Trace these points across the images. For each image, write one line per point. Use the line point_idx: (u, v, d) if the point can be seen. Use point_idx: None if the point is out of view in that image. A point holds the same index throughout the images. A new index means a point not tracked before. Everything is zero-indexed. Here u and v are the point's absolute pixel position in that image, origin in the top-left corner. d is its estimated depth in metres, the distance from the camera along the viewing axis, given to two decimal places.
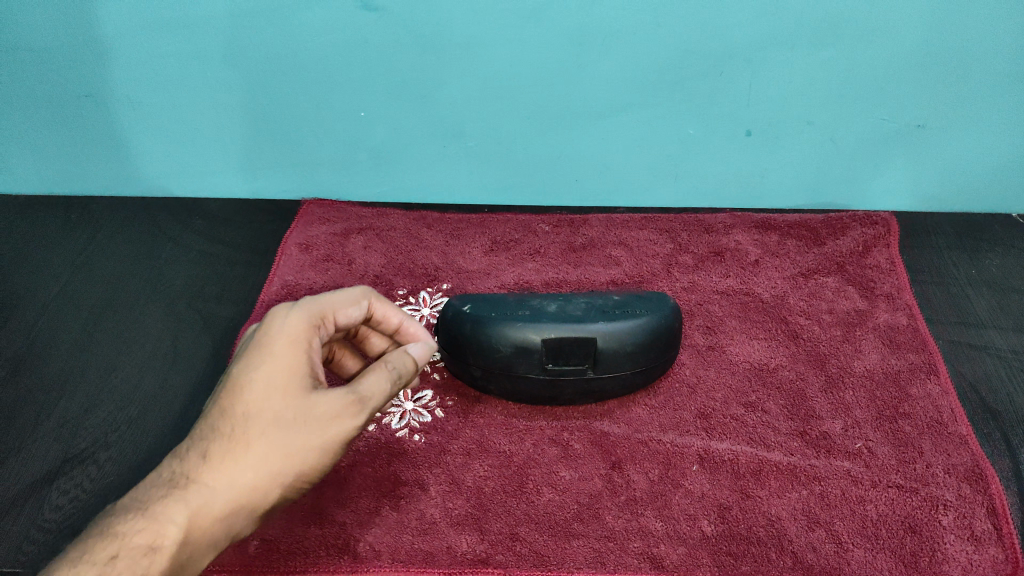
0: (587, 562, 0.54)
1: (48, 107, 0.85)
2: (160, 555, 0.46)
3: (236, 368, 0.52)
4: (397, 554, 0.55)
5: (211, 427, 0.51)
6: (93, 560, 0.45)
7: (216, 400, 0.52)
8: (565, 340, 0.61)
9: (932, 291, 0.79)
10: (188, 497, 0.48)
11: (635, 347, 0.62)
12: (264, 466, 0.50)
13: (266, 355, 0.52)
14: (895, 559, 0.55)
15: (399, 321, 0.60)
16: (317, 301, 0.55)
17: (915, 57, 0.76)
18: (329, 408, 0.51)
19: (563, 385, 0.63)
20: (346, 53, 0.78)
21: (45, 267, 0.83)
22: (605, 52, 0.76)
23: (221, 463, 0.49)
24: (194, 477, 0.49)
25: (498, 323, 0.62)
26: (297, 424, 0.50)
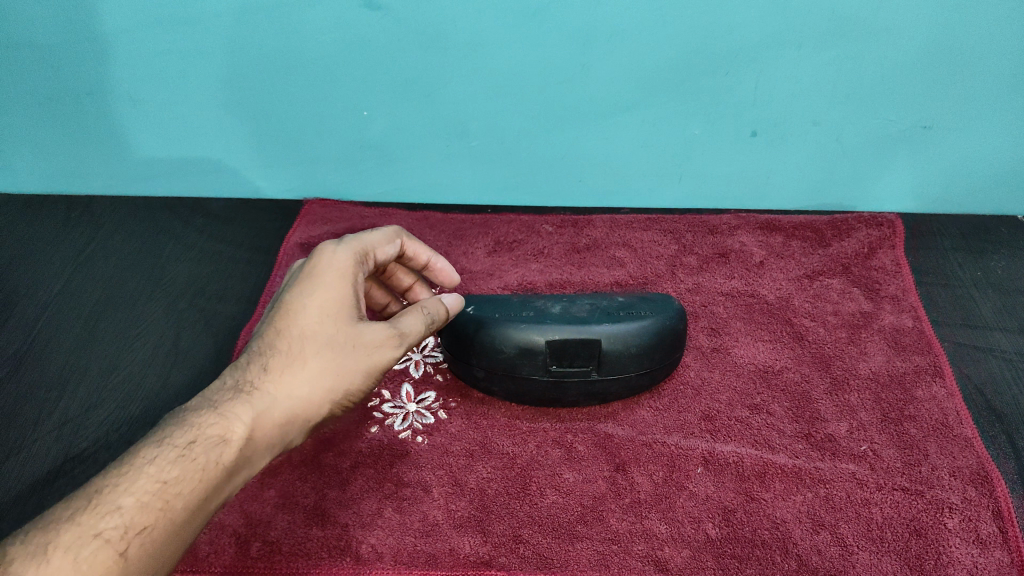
0: (591, 564, 0.54)
1: (50, 105, 0.84)
2: (230, 448, 0.48)
3: (289, 292, 0.55)
4: (399, 556, 0.55)
5: (268, 344, 0.53)
6: (172, 445, 0.47)
7: (270, 323, 0.55)
8: (569, 341, 0.61)
9: (938, 293, 0.78)
10: (251, 403, 0.51)
11: (640, 348, 0.62)
12: (318, 381, 0.52)
13: (319, 283, 0.55)
14: (900, 562, 0.54)
15: (428, 259, 0.65)
16: (361, 238, 0.59)
17: (921, 58, 0.75)
18: (376, 334, 0.54)
19: (567, 387, 0.62)
20: (348, 51, 0.78)
21: (47, 266, 0.83)
22: (609, 51, 0.76)
23: (280, 374, 0.52)
24: (255, 386, 0.51)
25: (502, 324, 0.62)
26: (347, 345, 0.53)
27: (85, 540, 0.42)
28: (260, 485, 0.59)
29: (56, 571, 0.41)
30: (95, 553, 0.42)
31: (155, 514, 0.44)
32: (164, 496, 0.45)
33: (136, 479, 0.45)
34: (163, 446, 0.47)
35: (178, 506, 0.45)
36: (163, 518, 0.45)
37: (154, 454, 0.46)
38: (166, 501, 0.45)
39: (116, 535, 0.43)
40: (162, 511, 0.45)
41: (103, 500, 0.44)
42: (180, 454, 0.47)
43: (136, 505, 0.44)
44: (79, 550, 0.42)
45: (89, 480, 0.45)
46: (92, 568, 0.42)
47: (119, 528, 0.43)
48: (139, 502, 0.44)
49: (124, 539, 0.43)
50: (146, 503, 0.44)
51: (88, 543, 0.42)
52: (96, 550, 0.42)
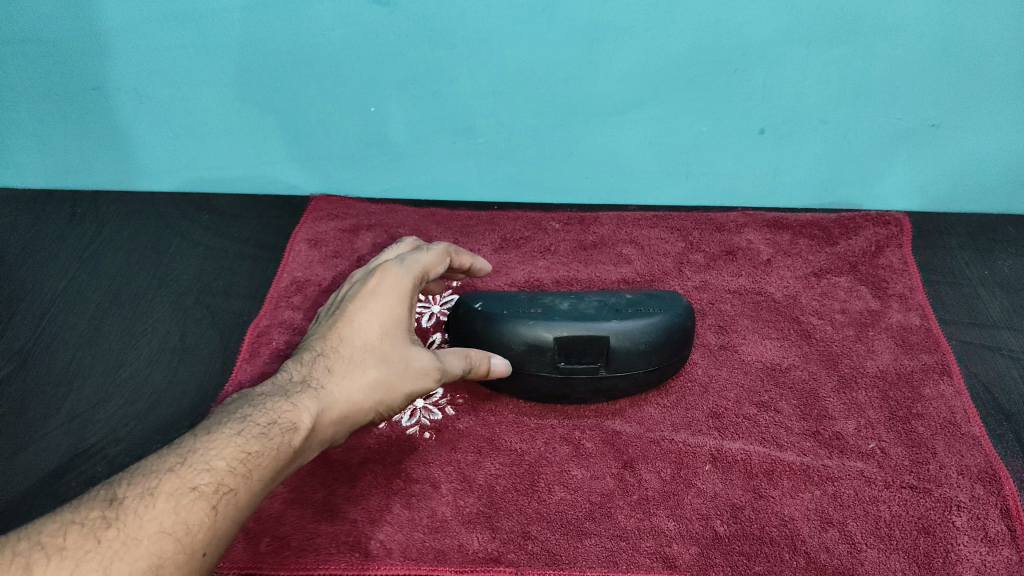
0: (599, 561, 0.54)
1: (57, 101, 0.84)
2: (302, 434, 0.49)
3: (352, 303, 0.57)
4: (408, 552, 0.55)
5: (331, 347, 0.55)
6: (254, 422, 0.48)
7: (331, 328, 0.57)
8: (577, 338, 0.61)
9: (944, 292, 0.78)
10: (317, 399, 0.52)
11: (648, 345, 0.62)
12: (373, 390, 0.54)
13: (387, 301, 0.57)
14: (908, 560, 0.54)
15: (472, 262, 0.68)
16: (418, 258, 0.61)
17: (930, 56, 0.75)
18: (428, 360, 0.56)
19: (576, 383, 0.62)
20: (356, 48, 0.77)
21: (54, 262, 0.83)
22: (617, 48, 0.75)
23: (342, 375, 0.54)
24: (319, 382, 0.53)
25: (510, 321, 0.62)
26: (402, 364, 0.55)
27: (182, 491, 0.43)
28: None
29: (159, 515, 0.42)
30: (192, 503, 0.43)
31: (241, 479, 0.45)
32: (249, 464, 0.46)
33: (225, 445, 0.46)
34: (245, 421, 0.48)
35: (260, 476, 0.46)
36: (248, 483, 0.45)
37: (239, 427, 0.47)
38: (251, 469, 0.46)
39: (209, 489, 0.44)
40: (248, 477, 0.46)
41: (196, 459, 0.45)
42: (262, 432, 0.48)
43: (227, 468, 0.45)
44: (178, 499, 0.43)
45: (179, 440, 0.46)
46: (190, 516, 0.42)
47: (212, 484, 0.44)
48: (229, 464, 0.45)
49: (217, 494, 0.44)
50: (233, 467, 0.45)
51: (185, 494, 0.43)
52: (192, 500, 0.43)
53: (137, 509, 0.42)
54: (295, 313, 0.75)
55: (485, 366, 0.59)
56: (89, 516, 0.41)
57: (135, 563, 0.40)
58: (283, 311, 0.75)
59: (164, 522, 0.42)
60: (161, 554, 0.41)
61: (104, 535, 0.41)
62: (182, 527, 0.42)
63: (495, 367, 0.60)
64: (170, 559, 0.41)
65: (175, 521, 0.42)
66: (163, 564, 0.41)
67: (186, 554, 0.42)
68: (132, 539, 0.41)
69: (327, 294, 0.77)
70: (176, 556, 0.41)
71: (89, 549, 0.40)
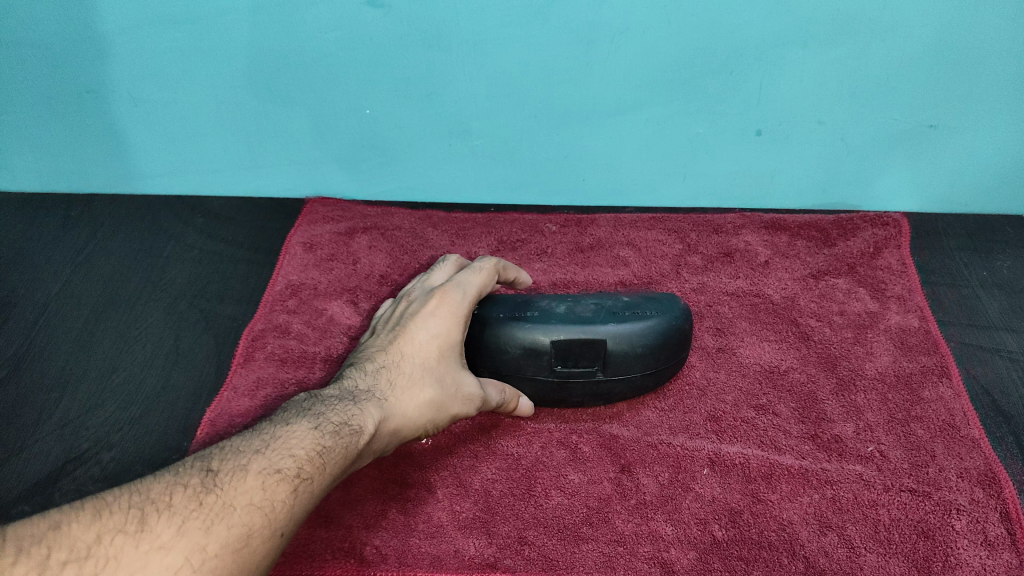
0: (597, 566, 0.54)
1: (49, 105, 0.84)
2: (366, 439, 0.50)
3: (411, 321, 0.59)
4: (404, 557, 0.54)
5: (391, 359, 0.57)
6: (327, 420, 0.49)
7: (391, 342, 0.58)
8: (574, 341, 0.61)
9: (943, 293, 0.78)
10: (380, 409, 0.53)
11: (645, 349, 0.62)
12: (427, 409, 0.55)
13: (449, 327, 0.59)
14: (908, 564, 0.54)
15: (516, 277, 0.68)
16: (471, 280, 0.62)
17: (927, 57, 0.74)
18: (475, 387, 0.57)
19: (572, 386, 0.62)
20: (352, 50, 0.77)
21: (47, 266, 0.83)
22: (613, 50, 0.75)
23: (402, 389, 0.55)
24: (382, 392, 0.54)
25: (507, 324, 0.62)
26: (453, 387, 0.56)
27: (269, 472, 0.44)
28: None
29: (250, 489, 0.43)
30: (277, 483, 0.44)
31: (317, 470, 0.46)
32: (325, 457, 0.47)
33: (305, 436, 0.47)
34: (320, 418, 0.49)
35: (333, 471, 0.47)
36: (323, 475, 0.46)
37: (315, 422, 0.49)
38: (326, 462, 0.47)
39: (292, 472, 0.44)
40: (323, 469, 0.46)
41: (279, 446, 0.46)
42: (335, 430, 0.49)
43: (306, 456, 0.46)
44: (265, 477, 0.44)
45: (259, 428, 0.48)
46: (276, 495, 0.43)
47: (294, 469, 0.45)
48: (308, 454, 0.46)
49: (298, 479, 0.45)
50: (312, 458, 0.46)
51: (271, 474, 0.44)
52: (277, 481, 0.44)
53: (231, 481, 0.43)
54: (290, 317, 0.74)
55: (516, 405, 0.62)
56: (189, 481, 0.42)
57: (231, 528, 0.41)
58: (278, 314, 0.75)
59: (254, 497, 0.42)
60: (251, 524, 0.41)
61: (206, 498, 0.41)
62: (271, 502, 0.43)
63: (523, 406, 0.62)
64: (258, 531, 0.42)
65: (264, 497, 0.43)
66: (252, 536, 0.41)
67: (271, 530, 0.42)
68: (229, 505, 0.41)
69: (322, 297, 0.77)
70: (262, 531, 0.42)
71: (193, 508, 0.41)
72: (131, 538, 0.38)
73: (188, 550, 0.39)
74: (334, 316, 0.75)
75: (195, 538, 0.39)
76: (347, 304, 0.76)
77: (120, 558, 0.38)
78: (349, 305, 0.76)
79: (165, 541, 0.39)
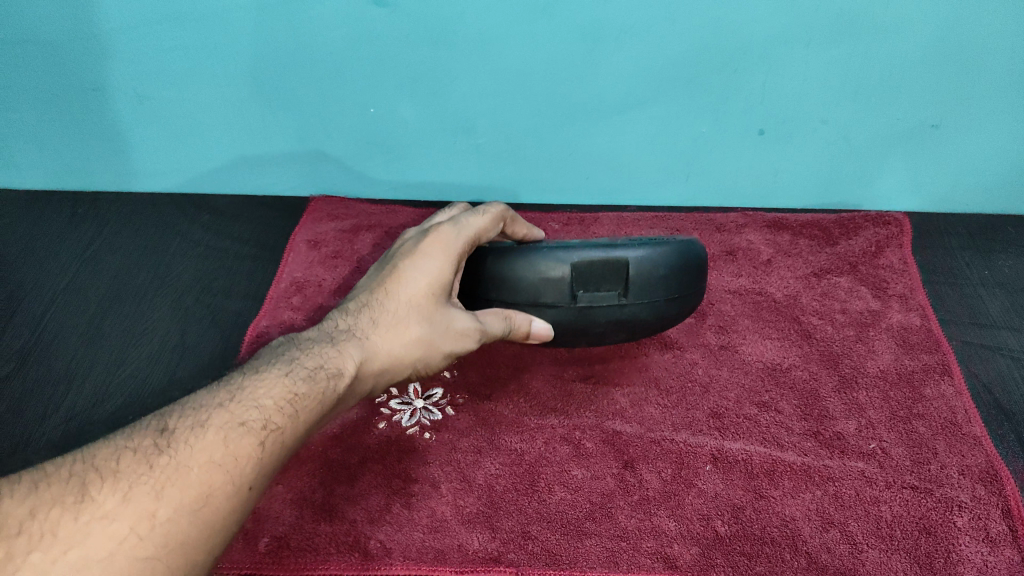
0: (600, 561, 0.54)
1: (55, 102, 0.84)
2: (346, 380, 0.50)
3: (404, 259, 0.59)
4: (408, 552, 0.55)
5: (376, 297, 0.57)
6: (302, 365, 0.49)
7: (380, 281, 0.58)
8: (596, 264, 0.61)
9: (945, 292, 0.78)
10: (361, 348, 0.53)
11: (667, 271, 0.62)
12: (413, 347, 0.55)
13: (437, 266, 0.59)
14: (910, 560, 0.54)
15: (525, 235, 0.71)
16: (472, 222, 0.63)
17: (932, 56, 0.75)
18: (468, 322, 0.58)
19: (596, 314, 0.62)
20: (358, 48, 0.77)
21: (52, 262, 0.83)
22: (617, 49, 0.75)
23: (386, 328, 0.55)
24: (364, 331, 0.54)
25: (526, 256, 0.62)
26: (444, 324, 0.57)
27: (232, 426, 0.43)
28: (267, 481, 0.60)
29: (209, 446, 0.41)
30: (242, 437, 0.42)
31: (287, 419, 0.45)
32: (296, 405, 0.46)
33: (274, 386, 0.46)
34: (294, 363, 0.49)
35: (305, 417, 0.47)
36: (295, 424, 0.46)
37: (286, 369, 0.48)
38: (299, 409, 0.46)
39: (259, 425, 0.44)
40: (294, 418, 0.46)
41: (245, 396, 0.45)
42: (310, 375, 0.49)
43: (274, 406, 0.45)
44: (228, 432, 0.42)
45: (225, 379, 0.46)
46: (240, 448, 0.42)
47: (259, 422, 0.44)
48: (277, 404, 0.45)
49: (264, 431, 0.44)
50: (281, 408, 0.46)
51: (234, 428, 0.43)
52: (241, 434, 0.43)
53: (188, 439, 0.41)
54: (294, 313, 0.75)
55: (525, 329, 0.61)
56: (142, 442, 0.40)
57: (188, 488, 0.39)
58: (282, 310, 0.75)
59: (214, 454, 0.41)
60: (211, 482, 0.40)
61: (157, 461, 0.39)
62: (233, 458, 0.41)
63: (536, 329, 0.62)
64: (219, 488, 0.40)
65: (225, 453, 0.41)
66: (213, 494, 0.40)
67: (234, 485, 0.41)
68: (184, 466, 0.40)
69: (327, 293, 0.78)
70: (224, 487, 0.40)
71: (143, 473, 0.39)
72: (70, 510, 0.36)
73: (135, 518, 0.37)
74: None
75: (144, 506, 0.37)
76: None
77: (56, 532, 0.35)
78: None
79: (110, 509, 0.36)
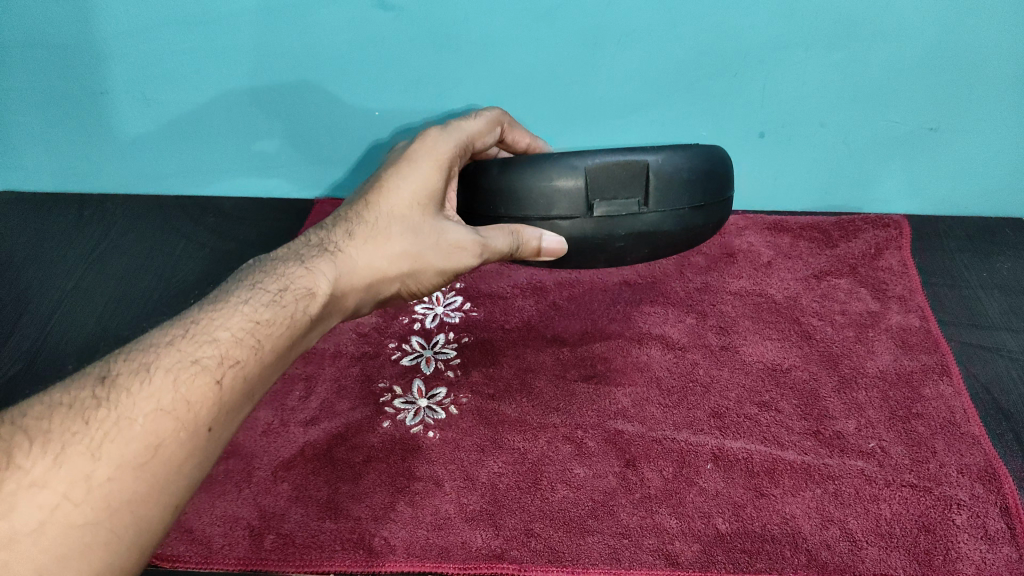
0: (602, 558, 0.54)
1: (63, 105, 0.85)
2: (318, 300, 0.51)
3: (391, 168, 0.59)
4: (412, 549, 0.55)
5: (358, 209, 0.57)
6: (265, 290, 0.49)
7: (365, 193, 0.59)
8: (614, 171, 0.63)
9: (944, 294, 0.79)
10: (335, 263, 0.53)
11: (685, 175, 0.65)
12: (396, 259, 0.56)
13: (422, 176, 0.59)
14: (909, 557, 0.54)
15: (527, 144, 0.73)
16: (462, 129, 0.64)
17: (929, 59, 0.75)
18: (460, 235, 0.58)
19: (614, 224, 0.64)
20: (363, 51, 0.78)
21: (59, 264, 0.84)
22: (619, 52, 0.77)
23: (365, 241, 0.55)
24: (339, 247, 0.55)
25: (544, 164, 0.64)
26: (431, 237, 0.57)
27: (182, 365, 0.43)
28: (272, 478, 0.61)
29: (156, 391, 0.42)
30: (194, 377, 0.43)
31: (247, 351, 0.46)
32: (258, 334, 0.47)
33: (231, 317, 0.47)
34: (257, 289, 0.49)
35: (269, 346, 0.47)
36: (257, 356, 0.46)
37: (247, 296, 0.49)
38: (262, 339, 0.47)
39: (213, 363, 0.44)
40: (255, 349, 0.46)
41: (199, 332, 0.45)
42: (273, 300, 0.49)
43: (232, 339, 0.46)
44: (178, 373, 0.43)
45: (182, 316, 0.47)
46: (193, 389, 0.43)
47: (214, 358, 0.44)
48: (235, 337, 0.46)
49: (219, 368, 0.44)
50: (239, 340, 0.46)
51: (185, 368, 0.43)
52: (193, 375, 0.43)
53: (130, 388, 0.41)
54: None
55: (535, 244, 0.63)
56: (80, 395, 0.40)
57: (131, 443, 0.39)
58: None
59: (162, 400, 0.41)
60: (160, 432, 0.41)
61: (95, 416, 0.40)
62: (182, 403, 0.42)
63: (547, 244, 0.63)
64: (167, 438, 0.41)
65: (174, 399, 0.42)
66: (162, 445, 0.40)
67: (186, 431, 0.42)
68: (126, 418, 0.40)
69: None
70: (173, 435, 0.41)
71: (77, 430, 0.39)
72: None
73: (69, 481, 0.37)
74: None
75: (79, 466, 0.38)
76: None
77: None
78: None
79: (38, 475, 0.36)
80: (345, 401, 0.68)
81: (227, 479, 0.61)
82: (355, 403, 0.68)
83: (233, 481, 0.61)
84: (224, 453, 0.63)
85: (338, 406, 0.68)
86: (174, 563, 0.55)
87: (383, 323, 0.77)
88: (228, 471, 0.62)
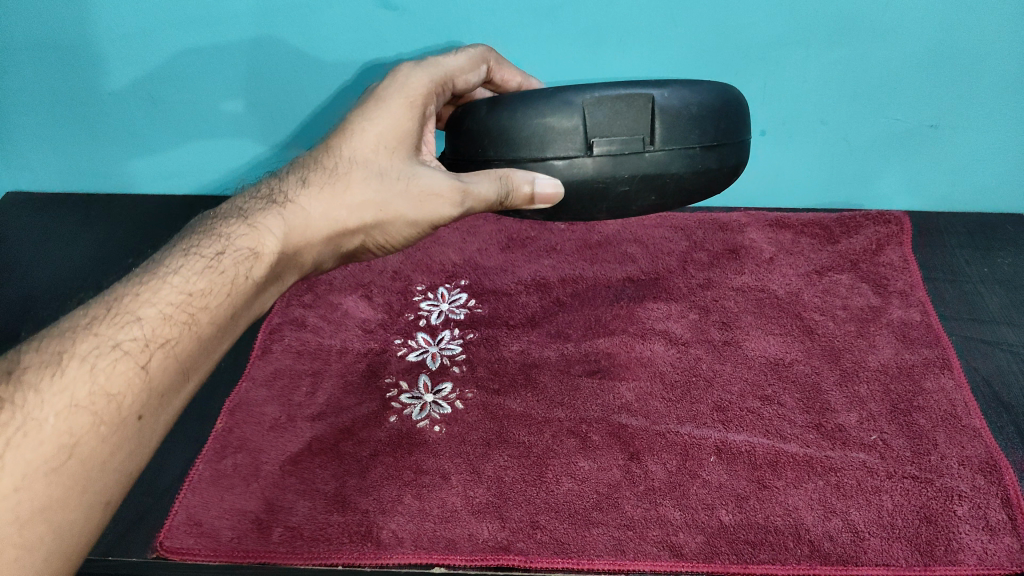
0: (608, 550, 0.55)
1: (72, 105, 0.88)
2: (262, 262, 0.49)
3: (358, 108, 0.55)
4: (419, 541, 0.56)
5: (320, 154, 0.54)
6: (200, 256, 0.48)
7: (331, 135, 0.55)
8: (609, 102, 0.51)
9: (945, 289, 0.80)
10: (284, 216, 0.51)
11: (698, 111, 0.52)
12: (357, 209, 0.52)
13: (388, 113, 0.54)
14: (911, 548, 0.55)
15: (518, 85, 0.66)
16: (443, 63, 0.57)
17: (928, 57, 0.76)
18: (433, 180, 0.52)
19: (615, 167, 0.51)
20: (367, 52, 0.80)
21: (66, 263, 0.85)
22: (620, 49, 0.78)
23: (321, 190, 0.52)
24: (292, 196, 0.52)
25: (533, 101, 0.53)
26: (397, 185, 0.53)
27: (102, 351, 0.42)
28: (280, 472, 0.62)
29: (69, 385, 0.40)
30: (114, 365, 0.41)
31: (177, 330, 0.44)
32: (190, 309, 0.45)
33: (160, 291, 0.45)
34: (192, 257, 0.47)
35: (202, 322, 0.46)
36: (189, 335, 0.45)
37: (179, 265, 0.47)
38: (194, 315, 0.45)
39: (133, 348, 0.42)
40: (186, 327, 0.45)
41: (124, 310, 0.44)
42: (206, 269, 0.47)
43: (160, 317, 0.44)
44: (96, 361, 0.41)
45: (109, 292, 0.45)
46: (113, 378, 0.41)
47: (137, 341, 0.43)
48: (164, 314, 0.44)
49: (142, 352, 0.43)
50: (168, 317, 0.44)
51: (105, 356, 0.42)
52: (114, 362, 0.42)
53: (40, 383, 0.40)
54: (305, 310, 0.79)
55: (527, 189, 0.52)
56: None
57: (42, 446, 0.38)
58: (294, 308, 0.79)
59: (76, 395, 0.40)
60: (75, 431, 0.39)
61: None
62: (101, 396, 0.41)
63: (541, 188, 0.52)
64: (82, 436, 0.40)
65: (89, 393, 0.40)
66: (77, 445, 0.39)
67: (106, 424, 0.41)
68: (34, 420, 0.39)
69: (337, 291, 0.81)
70: (88, 433, 0.40)
71: None
72: None
73: None
74: (348, 309, 0.79)
75: None
76: (361, 298, 0.80)
77: None
78: (363, 299, 0.80)
79: None
80: (352, 396, 0.69)
81: (234, 473, 0.62)
82: (361, 398, 0.69)
83: (241, 475, 0.62)
84: (232, 448, 0.64)
85: (344, 401, 0.68)
86: (183, 556, 0.56)
87: (389, 319, 0.78)
88: (236, 465, 0.62)
